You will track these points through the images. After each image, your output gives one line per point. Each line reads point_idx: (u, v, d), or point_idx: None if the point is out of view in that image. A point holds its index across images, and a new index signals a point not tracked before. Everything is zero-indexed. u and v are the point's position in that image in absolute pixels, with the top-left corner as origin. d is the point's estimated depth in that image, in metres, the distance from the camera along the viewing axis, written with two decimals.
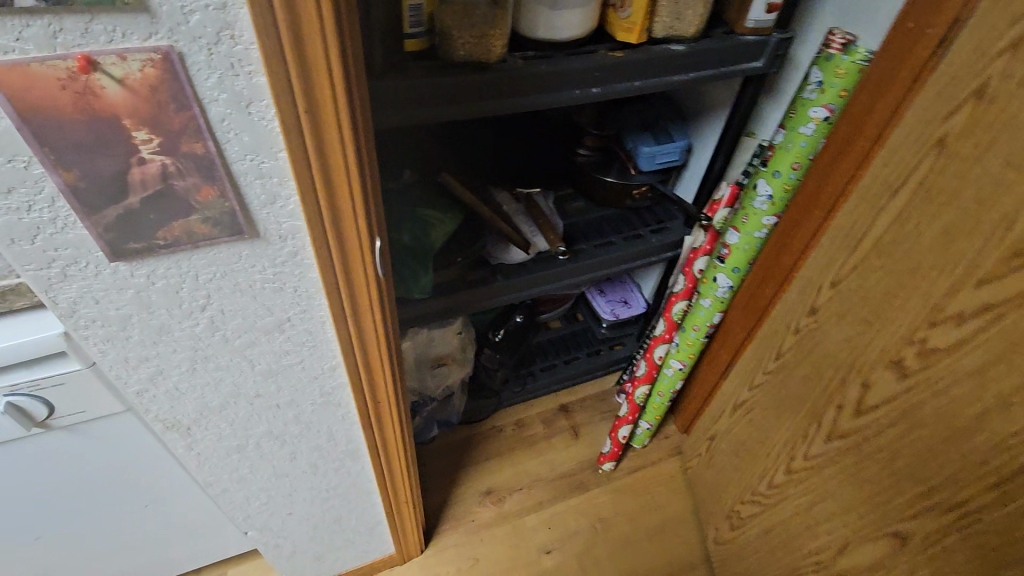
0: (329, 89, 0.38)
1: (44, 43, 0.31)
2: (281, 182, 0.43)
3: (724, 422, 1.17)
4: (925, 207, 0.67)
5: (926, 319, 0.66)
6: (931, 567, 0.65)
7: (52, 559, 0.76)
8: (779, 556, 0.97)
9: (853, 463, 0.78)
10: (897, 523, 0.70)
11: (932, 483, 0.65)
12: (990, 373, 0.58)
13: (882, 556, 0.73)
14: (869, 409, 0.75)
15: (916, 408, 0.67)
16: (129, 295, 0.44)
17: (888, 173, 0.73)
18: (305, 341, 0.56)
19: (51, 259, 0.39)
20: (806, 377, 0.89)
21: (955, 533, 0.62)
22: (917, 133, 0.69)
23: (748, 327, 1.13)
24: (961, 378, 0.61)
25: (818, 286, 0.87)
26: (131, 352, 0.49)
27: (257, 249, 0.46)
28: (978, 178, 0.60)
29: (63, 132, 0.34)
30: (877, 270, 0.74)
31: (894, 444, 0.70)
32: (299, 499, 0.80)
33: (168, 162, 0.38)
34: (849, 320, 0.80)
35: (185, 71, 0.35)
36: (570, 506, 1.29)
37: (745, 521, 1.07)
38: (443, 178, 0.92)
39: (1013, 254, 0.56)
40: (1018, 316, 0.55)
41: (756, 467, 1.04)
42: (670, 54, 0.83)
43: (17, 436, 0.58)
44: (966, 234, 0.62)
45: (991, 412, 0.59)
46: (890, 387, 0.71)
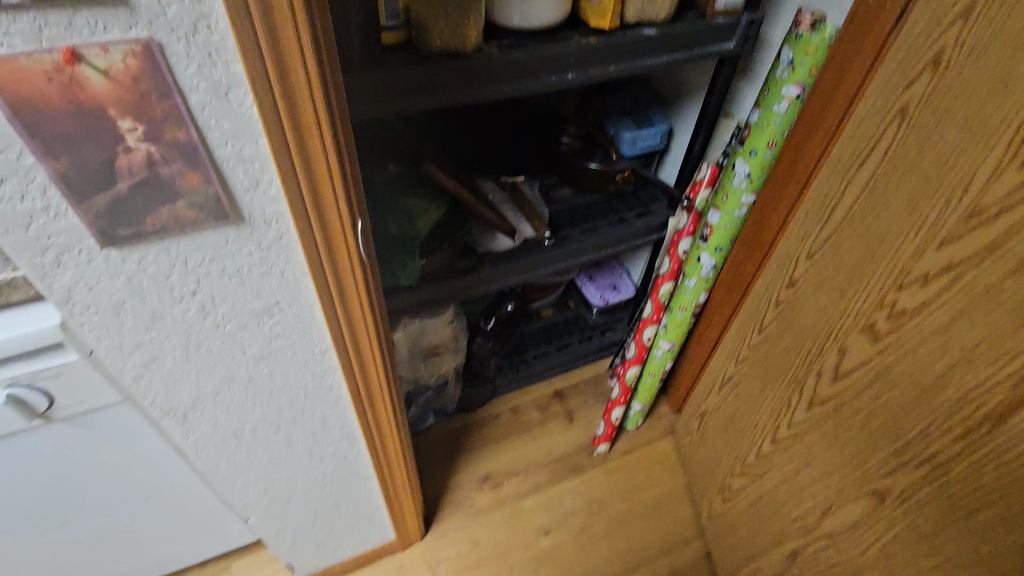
0: (304, 75, 0.41)
1: (30, 37, 0.33)
2: (262, 168, 0.45)
3: (713, 399, 1.20)
4: (890, 175, 0.70)
5: (894, 283, 0.69)
6: (909, 519, 0.68)
7: (58, 553, 0.78)
8: (767, 524, 1.00)
9: (832, 427, 0.81)
10: (875, 481, 0.73)
11: (906, 439, 0.68)
12: (952, 328, 0.61)
13: (863, 515, 0.76)
14: (844, 374, 0.78)
15: (888, 369, 0.70)
16: (122, 282, 0.46)
17: (855, 144, 0.76)
18: (295, 325, 0.59)
19: (45, 247, 0.41)
20: (787, 348, 0.92)
21: (928, 484, 0.65)
22: (880, 105, 0.71)
23: (732, 305, 1.16)
24: (928, 337, 0.64)
25: (796, 259, 0.90)
26: (126, 338, 0.51)
27: (242, 234, 0.48)
28: (936, 144, 0.63)
29: (52, 123, 0.36)
30: (849, 239, 0.77)
31: (870, 405, 0.73)
32: (297, 485, 0.82)
33: (153, 150, 0.40)
34: (824, 290, 0.82)
35: (165, 61, 0.36)
36: (566, 488, 1.31)
37: (736, 493, 1.10)
38: (427, 167, 0.95)
39: (972, 215, 0.59)
40: (977, 272, 0.58)
41: (744, 439, 1.07)
42: (642, 38, 0.86)
43: (20, 428, 0.60)
44: (927, 198, 0.64)
45: (955, 366, 0.61)
46: (865, 351, 0.74)
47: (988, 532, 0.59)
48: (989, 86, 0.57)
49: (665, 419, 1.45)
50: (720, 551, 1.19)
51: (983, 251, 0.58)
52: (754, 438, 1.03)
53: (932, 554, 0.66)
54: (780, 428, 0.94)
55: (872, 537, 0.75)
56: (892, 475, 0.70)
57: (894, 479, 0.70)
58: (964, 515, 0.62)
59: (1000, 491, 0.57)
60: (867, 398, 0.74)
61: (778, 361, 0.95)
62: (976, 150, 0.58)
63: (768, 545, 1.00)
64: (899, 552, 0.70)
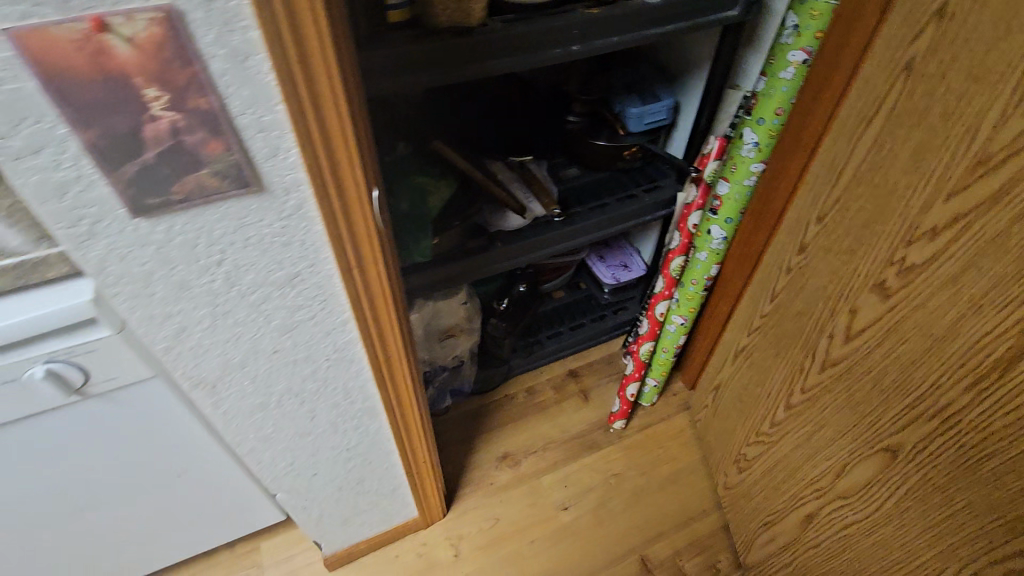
0: (317, 40, 0.42)
1: (59, 7, 0.34)
2: (281, 136, 0.46)
3: (727, 370, 1.20)
4: (898, 130, 0.70)
5: (904, 238, 0.69)
6: (921, 471, 0.69)
7: (97, 528, 0.82)
8: (783, 490, 1.00)
9: (845, 388, 0.81)
10: (888, 437, 0.74)
11: (918, 391, 0.68)
12: (961, 279, 0.62)
13: (877, 471, 0.76)
14: (856, 333, 0.78)
15: (900, 323, 0.70)
16: (151, 251, 0.48)
17: (862, 104, 0.76)
18: (316, 296, 0.60)
19: (78, 216, 0.43)
20: (799, 313, 0.92)
21: (940, 435, 0.66)
22: (887, 61, 0.71)
23: (745, 276, 1.16)
24: (937, 289, 0.64)
25: (806, 223, 0.90)
26: (156, 308, 0.53)
27: (264, 203, 0.50)
28: (943, 95, 0.63)
29: (82, 92, 0.38)
30: (858, 198, 0.77)
31: (880, 362, 0.74)
32: (323, 460, 0.84)
33: (177, 118, 0.41)
34: (835, 251, 0.82)
35: (186, 28, 0.38)
36: (584, 464, 1.33)
37: (751, 462, 1.11)
38: (438, 145, 0.96)
39: (979, 162, 0.59)
40: (986, 220, 0.59)
41: (758, 408, 1.07)
42: (645, 7, 0.86)
43: (58, 404, 0.62)
44: (935, 150, 0.64)
45: (963, 316, 0.62)
46: (876, 308, 0.74)
47: (999, 477, 0.60)
48: (994, 32, 0.57)
49: (679, 395, 1.46)
50: (738, 523, 1.19)
51: (989, 199, 0.58)
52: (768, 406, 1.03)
53: (944, 504, 0.67)
54: (793, 393, 0.94)
55: (885, 492, 0.75)
56: (904, 430, 0.71)
57: (905, 434, 0.71)
58: (973, 463, 0.62)
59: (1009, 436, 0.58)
60: (878, 355, 0.74)
61: (790, 328, 0.95)
62: (983, 97, 0.58)
63: (784, 511, 1.01)
64: (912, 505, 0.71)
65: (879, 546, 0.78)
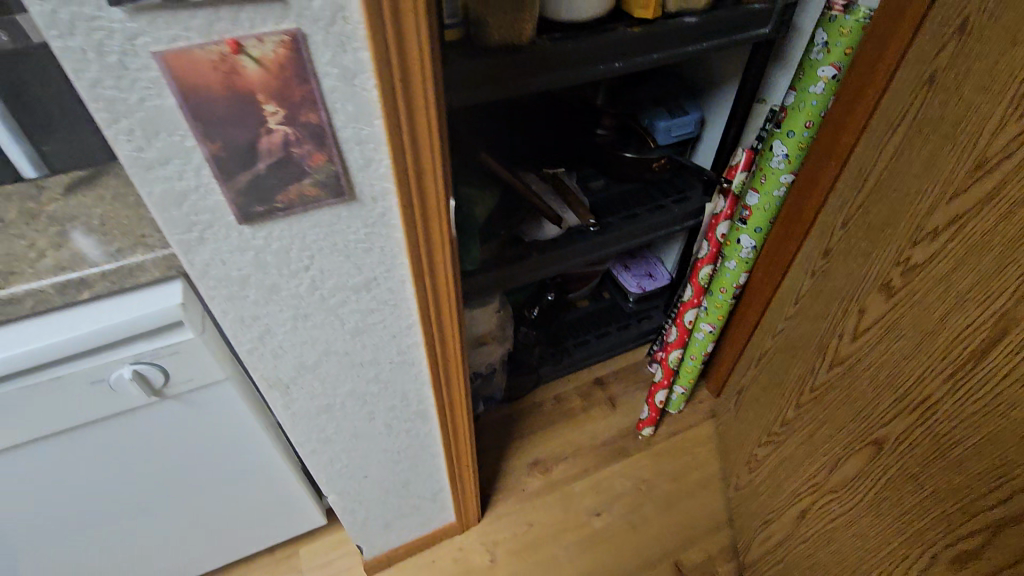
0: (419, 59, 0.45)
1: (204, 31, 0.38)
2: (375, 147, 0.49)
3: (750, 375, 1.23)
4: (918, 139, 0.72)
5: (909, 240, 0.71)
6: (906, 461, 0.71)
7: (155, 528, 0.84)
8: (784, 486, 1.02)
9: (845, 385, 0.84)
10: (880, 429, 0.76)
11: (908, 385, 0.70)
12: (953, 278, 0.64)
13: (869, 462, 0.78)
14: (859, 331, 0.80)
15: (898, 321, 0.72)
16: (250, 256, 0.51)
17: (893, 114, 0.79)
18: (388, 300, 0.63)
19: (191, 222, 0.46)
20: (816, 313, 0.95)
21: (923, 425, 0.68)
22: (914, 74, 0.75)
23: (774, 284, 1.19)
24: (931, 287, 0.67)
25: (832, 229, 0.93)
26: (247, 311, 0.56)
27: (353, 211, 0.53)
28: (955, 105, 0.66)
29: (210, 108, 0.41)
30: (877, 202, 0.80)
31: (877, 357, 0.76)
32: (375, 462, 0.87)
33: (289, 132, 0.45)
34: (852, 253, 0.85)
35: (307, 49, 0.41)
36: (614, 471, 1.34)
37: (759, 459, 1.13)
38: (483, 159, 1.01)
39: (977, 167, 0.61)
40: (978, 221, 0.61)
41: (772, 407, 1.09)
42: (683, 27, 0.90)
43: (139, 404, 0.65)
44: (943, 156, 0.67)
45: (949, 311, 0.64)
46: (881, 307, 0.76)
47: (970, 462, 0.62)
48: (1001, 44, 0.60)
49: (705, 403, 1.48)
50: (744, 527, 1.20)
51: (984, 199, 0.60)
52: (780, 403, 1.06)
53: (921, 489, 0.69)
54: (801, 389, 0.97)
55: (870, 481, 0.78)
56: (892, 423, 0.74)
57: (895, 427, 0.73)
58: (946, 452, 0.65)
59: (980, 427, 0.61)
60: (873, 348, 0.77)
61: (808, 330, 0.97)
62: (986, 105, 0.61)
63: (783, 507, 1.02)
64: (896, 495, 0.74)
65: (864, 534, 0.80)
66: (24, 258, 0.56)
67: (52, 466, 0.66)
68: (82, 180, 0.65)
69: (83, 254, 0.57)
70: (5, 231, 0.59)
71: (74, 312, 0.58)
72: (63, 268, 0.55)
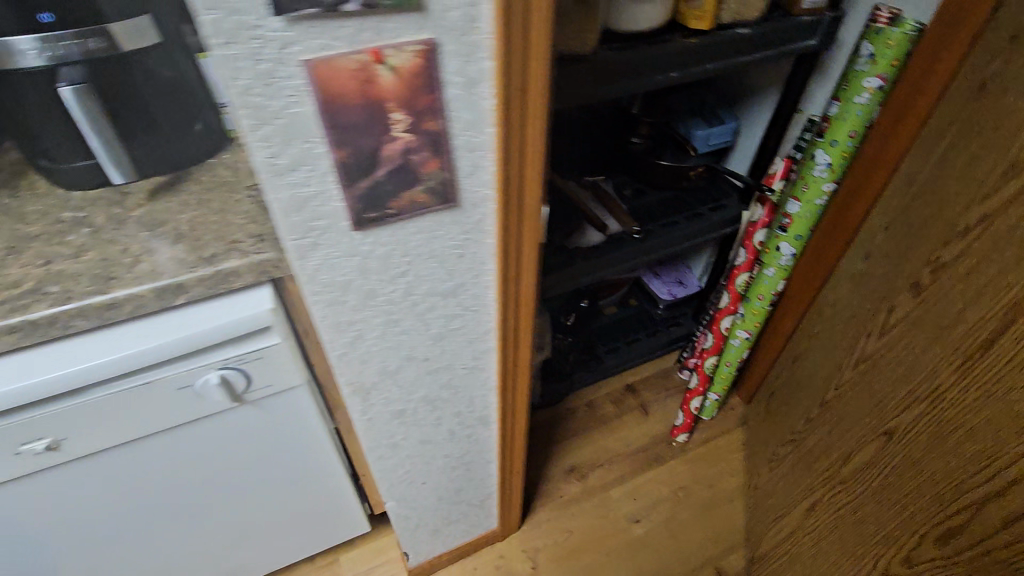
0: (536, 69, 0.45)
1: (350, 41, 0.38)
2: (484, 155, 0.50)
3: (783, 377, 1.25)
4: (967, 138, 0.70)
5: (942, 237, 0.68)
6: (908, 455, 0.69)
7: (215, 534, 0.84)
8: (796, 481, 1.00)
9: (865, 376, 0.80)
10: (887, 423, 0.73)
11: (918, 380, 0.67)
12: (975, 270, 0.60)
13: (874, 457, 0.76)
14: (887, 323, 0.77)
15: (917, 317, 0.69)
16: (356, 262, 0.52)
17: (944, 121, 0.80)
18: (471, 305, 0.64)
19: (308, 228, 0.47)
20: (853, 314, 0.96)
21: (926, 419, 0.66)
22: (969, 81, 0.75)
23: (813, 291, 1.20)
24: (952, 284, 0.63)
25: (874, 234, 0.96)
26: (344, 315, 0.56)
27: (454, 217, 0.53)
28: (1006, 106, 0.63)
29: (344, 115, 0.41)
30: (921, 202, 0.79)
31: (898, 348, 0.72)
32: (433, 467, 0.87)
33: (411, 139, 0.45)
34: (893, 252, 0.85)
35: (439, 58, 0.42)
36: (650, 477, 1.35)
37: (778, 455, 1.13)
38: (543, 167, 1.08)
39: (1012, 165, 0.58)
40: (1004, 218, 0.58)
41: (800, 405, 1.09)
42: (737, 38, 0.91)
43: (220, 409, 0.66)
44: (987, 153, 0.64)
45: (966, 304, 0.61)
46: (906, 303, 0.73)
47: (966, 455, 0.60)
48: None
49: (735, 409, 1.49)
50: (755, 528, 1.20)
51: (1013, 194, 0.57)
52: (808, 400, 1.05)
53: (919, 482, 0.67)
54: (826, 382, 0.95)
55: (877, 469, 0.75)
56: (902, 410, 0.70)
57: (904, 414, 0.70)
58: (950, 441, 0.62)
59: (986, 417, 0.57)
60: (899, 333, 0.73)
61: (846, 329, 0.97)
62: None
63: (793, 503, 1.01)
64: (898, 486, 0.71)
65: (864, 528, 0.78)
66: (120, 264, 0.56)
67: (129, 470, 0.66)
68: (166, 186, 0.66)
69: (178, 259, 0.57)
70: (98, 236, 0.59)
71: (166, 317, 0.58)
72: (160, 273, 0.56)
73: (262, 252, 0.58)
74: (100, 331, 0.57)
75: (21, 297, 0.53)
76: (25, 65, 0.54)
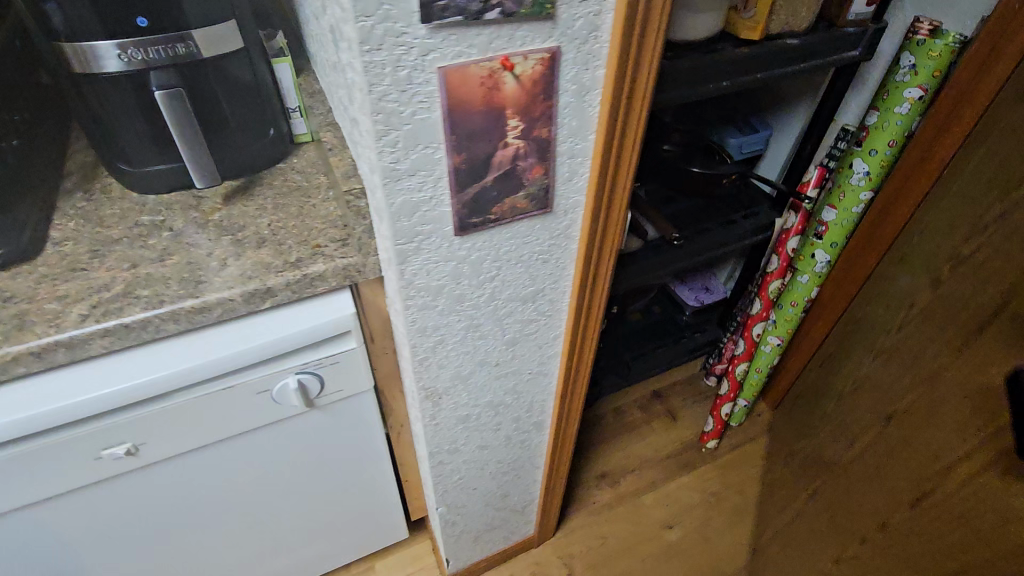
0: (643, 79, 0.46)
1: (483, 48, 0.39)
2: (582, 161, 0.50)
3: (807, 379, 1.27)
4: (1007, 123, 0.64)
5: (970, 227, 0.62)
6: (900, 443, 0.64)
7: (267, 539, 0.83)
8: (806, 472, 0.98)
9: (882, 366, 0.75)
10: (889, 411, 0.68)
11: (923, 371, 0.62)
12: (989, 258, 0.55)
13: (874, 447, 0.70)
14: (908, 316, 0.71)
15: (935, 306, 0.63)
16: (450, 267, 0.52)
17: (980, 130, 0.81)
18: (547, 311, 0.64)
19: (415, 232, 0.47)
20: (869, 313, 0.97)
21: (922, 409, 0.61)
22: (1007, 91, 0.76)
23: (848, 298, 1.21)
24: (968, 277, 0.57)
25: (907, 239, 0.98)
26: (432, 320, 0.56)
27: (546, 223, 0.54)
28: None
29: (467, 122, 0.42)
30: (949, 199, 0.74)
31: (909, 337, 0.68)
32: (486, 473, 0.87)
33: (521, 145, 0.46)
34: (918, 246, 0.79)
35: (559, 66, 0.42)
36: (681, 483, 1.35)
37: (790, 444, 1.15)
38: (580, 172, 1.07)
39: None
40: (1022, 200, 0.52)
41: (815, 395, 1.11)
42: (786, 48, 0.92)
43: (292, 413, 0.66)
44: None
45: (977, 292, 0.55)
46: (926, 294, 0.67)
47: (957, 447, 0.54)
48: None
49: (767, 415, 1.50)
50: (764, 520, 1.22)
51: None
52: (820, 390, 1.07)
53: (910, 470, 0.62)
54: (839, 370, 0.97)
55: (866, 452, 0.71)
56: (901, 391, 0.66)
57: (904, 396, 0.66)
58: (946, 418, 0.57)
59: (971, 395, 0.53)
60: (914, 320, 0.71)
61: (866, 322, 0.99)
62: None
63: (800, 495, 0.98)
64: (888, 472, 0.66)
65: (849, 515, 0.73)
66: (206, 267, 0.56)
67: (198, 474, 0.66)
68: (240, 190, 0.66)
69: (264, 264, 0.57)
70: (179, 240, 0.59)
71: (248, 322, 0.58)
72: (248, 278, 0.56)
73: (347, 257, 0.58)
74: (184, 336, 0.56)
75: (112, 301, 0.52)
76: (114, 68, 0.54)
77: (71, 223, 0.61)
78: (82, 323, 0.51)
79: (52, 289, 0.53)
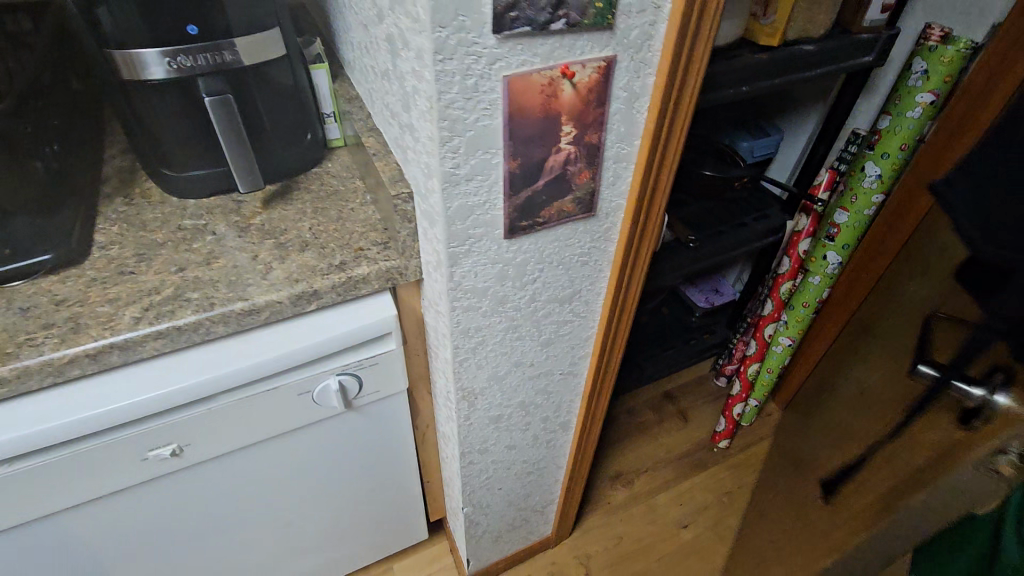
0: (692, 86, 0.47)
1: (545, 57, 0.40)
2: (626, 166, 0.52)
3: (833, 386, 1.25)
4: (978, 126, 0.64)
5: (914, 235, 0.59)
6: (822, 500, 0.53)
7: (297, 540, 0.84)
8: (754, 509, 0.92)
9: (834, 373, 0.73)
10: (805, 451, 0.61)
11: (844, 407, 0.54)
12: (939, 263, 0.42)
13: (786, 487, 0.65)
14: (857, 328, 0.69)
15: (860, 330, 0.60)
16: (496, 269, 0.53)
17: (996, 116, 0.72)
18: (582, 312, 0.66)
19: (468, 236, 0.48)
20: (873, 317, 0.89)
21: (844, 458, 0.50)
22: None
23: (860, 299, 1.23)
24: (924, 283, 0.44)
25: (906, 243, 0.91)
26: (475, 322, 0.57)
27: (588, 226, 0.55)
28: None
29: (525, 127, 0.43)
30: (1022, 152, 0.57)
31: (853, 368, 0.56)
32: (512, 473, 0.88)
33: (572, 151, 0.47)
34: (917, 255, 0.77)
35: (613, 74, 0.44)
36: (694, 482, 1.36)
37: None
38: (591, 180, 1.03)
39: None
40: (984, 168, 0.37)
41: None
42: (804, 54, 0.94)
43: (330, 414, 0.66)
44: None
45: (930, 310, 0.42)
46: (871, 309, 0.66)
47: (867, 491, 0.45)
48: None
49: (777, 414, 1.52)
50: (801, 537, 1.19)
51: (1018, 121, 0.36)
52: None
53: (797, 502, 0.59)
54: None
55: (787, 481, 0.64)
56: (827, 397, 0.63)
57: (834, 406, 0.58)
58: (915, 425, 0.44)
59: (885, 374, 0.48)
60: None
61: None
62: None
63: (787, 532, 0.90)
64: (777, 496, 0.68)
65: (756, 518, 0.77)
66: (253, 270, 0.57)
67: (236, 475, 0.67)
68: (278, 195, 0.67)
69: (309, 267, 0.58)
70: (224, 244, 0.60)
71: (293, 324, 0.59)
72: (295, 280, 0.57)
73: (389, 260, 0.59)
74: (229, 339, 0.57)
75: (164, 304, 0.53)
76: (160, 75, 0.55)
77: (114, 227, 0.62)
78: (136, 326, 0.51)
79: (102, 292, 0.54)
